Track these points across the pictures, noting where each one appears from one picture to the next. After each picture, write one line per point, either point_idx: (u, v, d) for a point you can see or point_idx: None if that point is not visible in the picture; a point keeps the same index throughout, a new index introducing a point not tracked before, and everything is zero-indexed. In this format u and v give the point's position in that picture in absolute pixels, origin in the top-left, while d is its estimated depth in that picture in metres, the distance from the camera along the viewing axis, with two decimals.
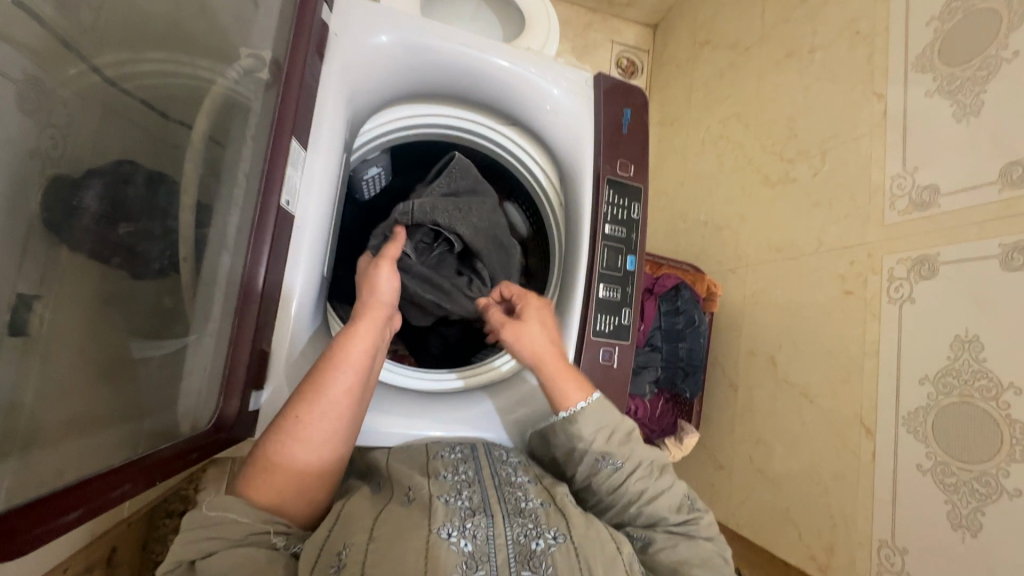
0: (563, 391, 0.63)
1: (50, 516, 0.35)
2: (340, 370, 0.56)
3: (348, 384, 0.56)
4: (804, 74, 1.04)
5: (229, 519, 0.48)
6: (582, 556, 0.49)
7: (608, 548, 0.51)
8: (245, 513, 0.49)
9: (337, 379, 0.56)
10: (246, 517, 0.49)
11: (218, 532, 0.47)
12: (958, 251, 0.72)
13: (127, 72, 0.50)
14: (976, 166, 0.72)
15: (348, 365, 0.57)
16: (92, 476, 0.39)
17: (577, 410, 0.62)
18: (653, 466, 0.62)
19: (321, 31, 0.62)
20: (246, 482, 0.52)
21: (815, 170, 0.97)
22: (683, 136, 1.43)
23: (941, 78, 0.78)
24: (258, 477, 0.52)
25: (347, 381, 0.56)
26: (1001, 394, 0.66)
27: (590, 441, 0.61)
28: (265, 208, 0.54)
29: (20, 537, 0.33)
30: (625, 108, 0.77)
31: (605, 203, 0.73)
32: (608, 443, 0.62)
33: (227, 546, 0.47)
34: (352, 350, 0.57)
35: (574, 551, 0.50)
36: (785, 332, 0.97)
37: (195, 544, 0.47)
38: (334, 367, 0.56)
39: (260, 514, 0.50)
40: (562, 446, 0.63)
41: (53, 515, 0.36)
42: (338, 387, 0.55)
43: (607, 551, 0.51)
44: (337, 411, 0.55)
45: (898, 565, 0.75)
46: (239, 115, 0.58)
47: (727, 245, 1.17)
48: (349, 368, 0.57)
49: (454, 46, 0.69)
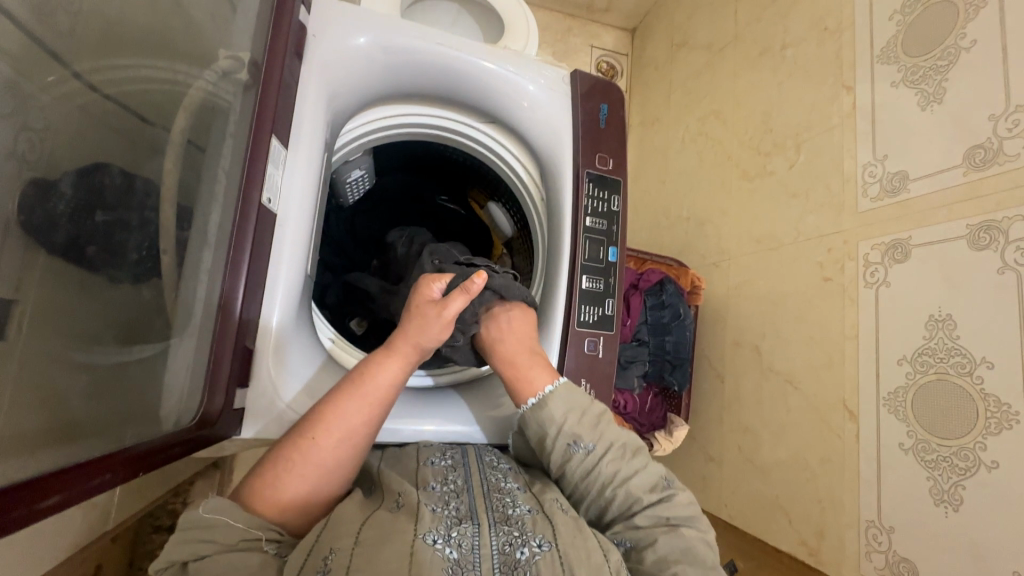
0: (530, 379, 0.65)
1: (36, 496, 0.36)
2: (368, 395, 0.57)
3: (376, 409, 0.57)
4: (777, 71, 1.07)
5: (222, 522, 0.47)
6: (566, 562, 0.50)
7: (593, 558, 0.51)
8: (241, 520, 0.48)
9: (366, 404, 0.57)
10: (241, 522, 0.48)
11: (210, 536, 0.46)
12: (927, 234, 0.75)
13: (104, 76, 0.50)
14: (941, 151, 0.75)
15: (376, 385, 0.58)
16: (69, 465, 0.40)
17: (544, 395, 0.63)
18: (624, 448, 0.62)
19: (300, 32, 0.63)
20: (256, 486, 0.52)
21: (790, 162, 0.99)
22: (663, 135, 1.45)
23: (905, 68, 0.81)
24: (270, 483, 0.52)
25: (369, 408, 0.57)
26: (975, 369, 0.68)
27: (561, 424, 0.62)
28: (246, 204, 0.55)
29: (9, 514, 0.34)
30: (601, 105, 0.78)
31: (585, 196, 0.74)
32: (580, 423, 0.62)
33: (215, 552, 0.46)
34: (381, 379, 0.58)
35: (558, 560, 0.49)
36: (768, 321, 0.99)
37: (188, 549, 0.46)
38: (365, 382, 0.57)
39: (256, 521, 0.49)
40: (535, 433, 0.63)
41: (37, 497, 0.36)
42: (363, 415, 0.56)
43: (594, 559, 0.51)
44: (355, 435, 0.55)
45: (885, 545, 0.76)
46: (217, 118, 0.59)
47: (709, 239, 1.19)
48: (372, 396, 0.57)
49: (431, 46, 0.70)
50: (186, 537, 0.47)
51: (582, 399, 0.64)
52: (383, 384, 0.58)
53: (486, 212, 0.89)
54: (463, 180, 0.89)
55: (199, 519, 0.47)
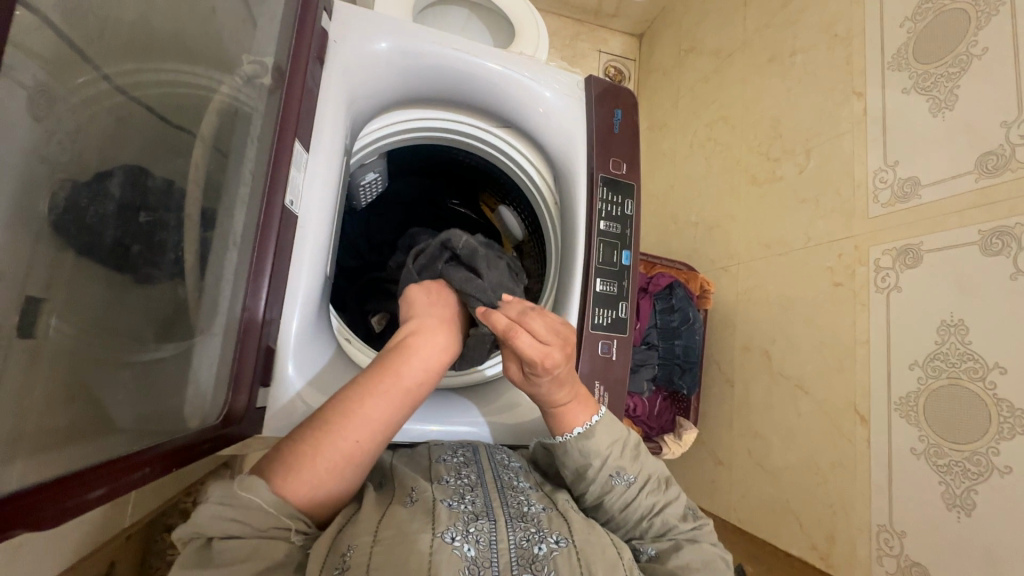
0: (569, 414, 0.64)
1: (81, 489, 0.37)
2: (407, 386, 0.58)
3: (410, 404, 0.58)
4: (787, 77, 1.08)
5: (255, 506, 0.47)
6: (583, 558, 0.50)
7: (608, 553, 0.52)
8: (272, 505, 0.47)
9: (402, 396, 0.57)
10: (274, 508, 0.47)
11: (241, 519, 0.46)
12: (939, 240, 0.75)
13: (132, 80, 0.51)
14: (952, 158, 0.75)
15: (415, 378, 0.59)
16: (113, 459, 0.41)
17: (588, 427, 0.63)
18: (659, 480, 0.63)
19: (321, 38, 0.65)
20: (284, 472, 0.50)
21: (800, 167, 1.00)
22: (671, 140, 1.46)
23: (916, 75, 0.82)
24: (300, 471, 0.50)
25: (403, 400, 0.57)
26: (987, 374, 0.68)
27: (604, 457, 0.62)
28: (270, 207, 0.56)
29: (58, 507, 0.35)
30: (615, 110, 0.79)
31: (599, 200, 0.75)
32: (622, 456, 0.63)
33: (244, 536, 0.46)
34: (416, 371, 0.59)
35: (575, 556, 0.50)
36: (778, 326, 0.99)
37: (216, 527, 0.46)
38: (405, 372, 0.58)
39: (288, 508, 0.48)
40: (574, 463, 0.62)
41: (84, 489, 0.37)
42: (400, 407, 0.57)
43: (608, 556, 0.52)
44: (392, 428, 0.56)
45: (897, 549, 0.76)
46: (240, 122, 0.60)
47: (718, 244, 1.20)
48: (408, 389, 0.58)
49: (448, 51, 0.71)
50: (218, 513, 0.46)
51: (619, 429, 0.65)
52: (418, 379, 0.59)
53: (497, 216, 0.90)
54: (475, 184, 0.90)
55: (234, 500, 0.47)
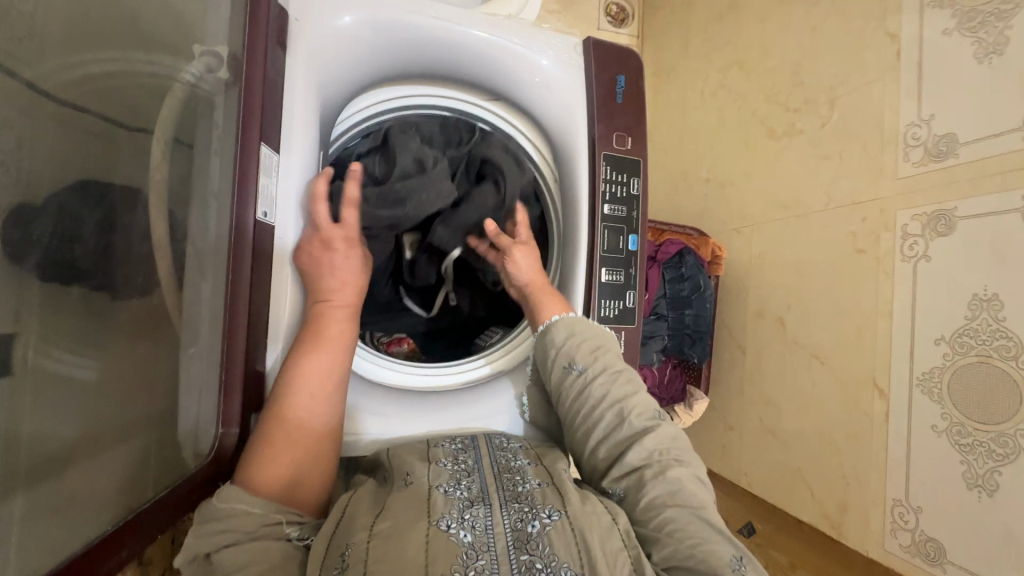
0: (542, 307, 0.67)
1: None
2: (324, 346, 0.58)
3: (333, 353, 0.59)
4: (810, 14, 0.96)
5: (239, 511, 0.49)
6: (579, 529, 0.49)
7: (602, 518, 0.51)
8: (257, 504, 0.50)
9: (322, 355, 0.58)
10: (258, 507, 0.50)
11: (229, 528, 0.48)
12: (976, 206, 0.69)
13: (72, 82, 0.45)
14: (996, 111, 0.68)
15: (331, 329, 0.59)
16: (99, 545, 0.38)
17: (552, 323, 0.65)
18: (619, 373, 0.63)
19: (280, 18, 0.57)
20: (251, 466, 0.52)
21: (823, 120, 0.91)
22: (680, 87, 1.35)
23: (961, 13, 0.72)
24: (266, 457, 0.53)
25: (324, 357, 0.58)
26: (1021, 353, 0.64)
27: (559, 347, 0.64)
28: (241, 221, 0.52)
29: None
30: (618, 75, 0.71)
31: (603, 180, 0.69)
32: (578, 347, 0.64)
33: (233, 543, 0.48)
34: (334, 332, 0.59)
35: (570, 528, 0.49)
36: (794, 293, 0.95)
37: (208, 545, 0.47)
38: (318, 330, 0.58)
39: (273, 504, 0.51)
40: (539, 358, 0.66)
41: None
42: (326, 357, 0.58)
43: (604, 523, 0.50)
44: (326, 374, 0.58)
45: (911, 523, 0.76)
46: (202, 113, 0.55)
47: (731, 204, 1.13)
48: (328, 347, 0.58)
49: (429, 21, 0.63)
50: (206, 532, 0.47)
51: (582, 327, 0.65)
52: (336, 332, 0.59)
53: None
54: None
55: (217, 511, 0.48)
